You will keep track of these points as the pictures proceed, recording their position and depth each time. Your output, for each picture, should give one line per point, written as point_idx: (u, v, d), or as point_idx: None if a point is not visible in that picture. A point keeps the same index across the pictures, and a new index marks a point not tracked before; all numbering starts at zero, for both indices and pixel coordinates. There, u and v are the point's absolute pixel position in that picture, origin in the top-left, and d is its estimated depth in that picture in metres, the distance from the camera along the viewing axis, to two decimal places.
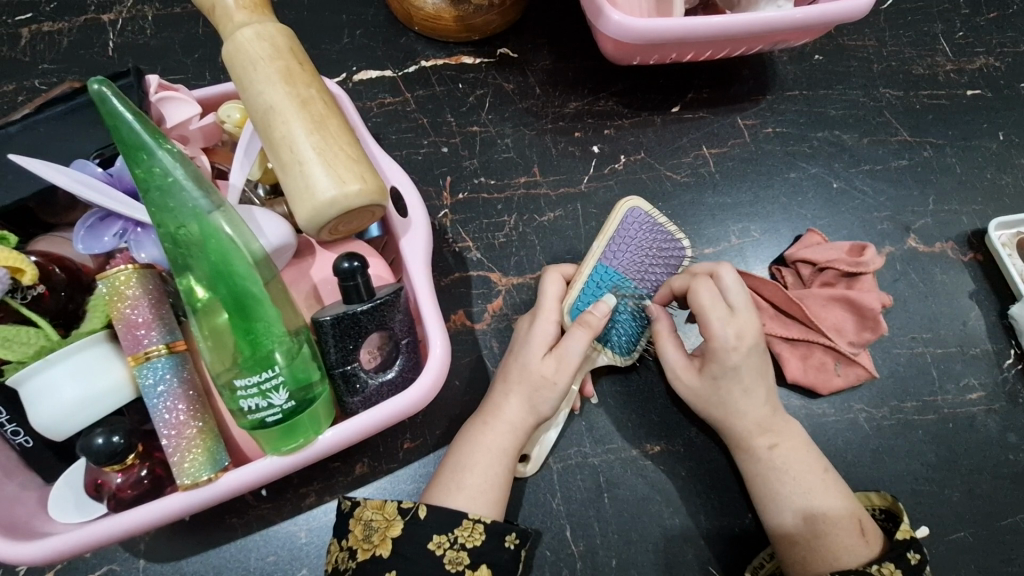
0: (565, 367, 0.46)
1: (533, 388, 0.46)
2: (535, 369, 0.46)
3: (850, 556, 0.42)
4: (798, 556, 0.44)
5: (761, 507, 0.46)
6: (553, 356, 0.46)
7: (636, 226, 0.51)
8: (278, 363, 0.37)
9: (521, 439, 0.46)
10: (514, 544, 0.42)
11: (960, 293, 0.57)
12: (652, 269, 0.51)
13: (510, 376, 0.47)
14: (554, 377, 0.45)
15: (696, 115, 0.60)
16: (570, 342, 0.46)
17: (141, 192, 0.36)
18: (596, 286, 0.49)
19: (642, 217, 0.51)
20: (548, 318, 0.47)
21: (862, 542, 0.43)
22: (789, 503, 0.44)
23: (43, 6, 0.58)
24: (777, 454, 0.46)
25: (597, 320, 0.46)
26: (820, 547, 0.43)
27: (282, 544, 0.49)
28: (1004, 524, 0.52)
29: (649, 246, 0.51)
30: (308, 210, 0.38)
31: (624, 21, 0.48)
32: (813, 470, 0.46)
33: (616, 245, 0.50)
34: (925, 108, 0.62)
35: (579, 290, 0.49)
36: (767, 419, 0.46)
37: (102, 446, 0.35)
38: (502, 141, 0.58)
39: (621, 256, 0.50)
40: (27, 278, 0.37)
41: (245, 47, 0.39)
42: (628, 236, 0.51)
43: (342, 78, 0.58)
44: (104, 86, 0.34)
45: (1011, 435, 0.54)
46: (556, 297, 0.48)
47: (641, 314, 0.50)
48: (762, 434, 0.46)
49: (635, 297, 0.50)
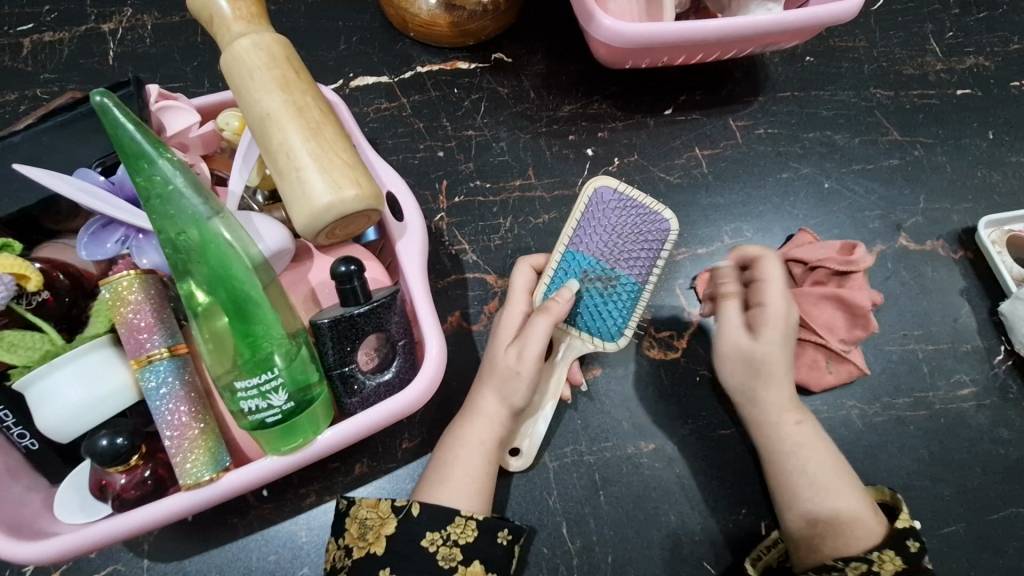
0: (526, 355, 0.46)
1: (503, 380, 0.46)
2: (500, 361, 0.46)
3: (861, 540, 0.43)
4: (809, 539, 0.44)
5: (776, 486, 0.47)
6: (515, 346, 0.46)
7: (603, 206, 0.50)
8: (278, 365, 0.38)
9: (501, 431, 0.46)
10: (507, 540, 0.43)
11: (950, 291, 0.58)
12: (623, 249, 0.50)
13: (484, 373, 0.47)
14: (517, 366, 0.46)
15: (688, 117, 0.61)
16: (531, 330, 0.46)
17: (143, 201, 0.37)
18: (564, 272, 0.50)
19: (611, 195, 0.50)
20: (517, 307, 0.49)
21: (874, 528, 0.43)
22: (813, 479, 0.45)
23: (44, 16, 0.59)
24: (802, 430, 0.47)
25: (558, 306, 0.46)
26: (832, 531, 0.43)
27: (283, 544, 0.49)
28: (994, 518, 0.52)
29: (618, 225, 0.50)
30: (305, 215, 0.39)
31: (615, 26, 0.49)
32: (828, 454, 0.46)
33: (584, 229, 0.50)
34: (915, 108, 0.63)
35: (548, 280, 0.50)
36: (789, 400, 0.48)
37: (106, 447, 0.36)
38: (497, 144, 0.59)
39: (590, 240, 0.50)
40: (32, 284, 0.38)
41: (242, 57, 0.39)
42: (596, 217, 0.50)
43: (339, 84, 0.59)
44: (106, 97, 0.35)
45: (1002, 430, 0.54)
46: (524, 287, 0.50)
47: (614, 295, 0.50)
48: (790, 411, 0.47)
49: (605, 280, 0.50)
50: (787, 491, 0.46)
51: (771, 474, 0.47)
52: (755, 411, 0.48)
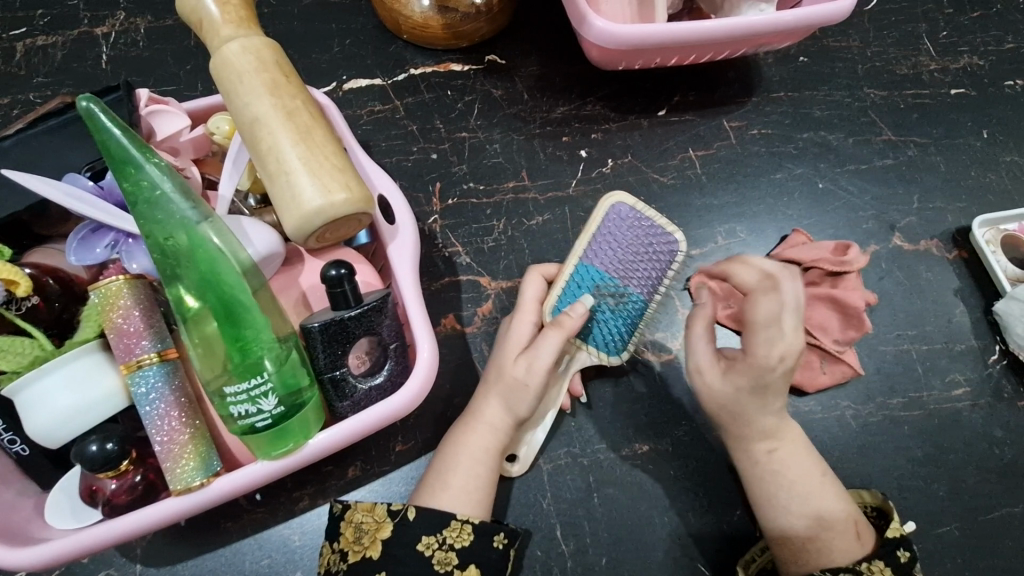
0: (536, 367, 0.46)
1: (509, 389, 0.46)
2: (509, 370, 0.46)
3: (841, 556, 0.43)
4: (792, 554, 0.45)
5: (756, 506, 0.47)
6: (524, 357, 0.46)
7: (619, 222, 0.50)
8: (268, 369, 0.38)
9: (503, 439, 0.46)
10: (502, 544, 0.43)
11: (944, 290, 0.58)
12: (637, 266, 0.50)
13: (489, 379, 0.47)
14: (526, 378, 0.46)
15: (682, 118, 0.61)
16: (542, 343, 0.46)
17: (130, 206, 0.37)
18: (577, 286, 0.50)
19: (628, 211, 0.50)
20: (525, 317, 0.48)
21: (855, 544, 0.43)
22: (788, 505, 0.45)
23: (37, 20, 0.58)
24: (777, 455, 0.46)
25: (573, 321, 0.46)
26: (813, 549, 0.44)
27: (277, 547, 0.49)
28: (989, 518, 0.52)
29: (633, 242, 0.50)
30: (294, 218, 0.39)
31: (608, 28, 0.49)
32: (803, 477, 0.45)
33: (598, 244, 0.50)
34: (909, 107, 0.63)
35: (560, 291, 0.50)
36: (775, 425, 0.46)
37: (95, 453, 0.36)
38: (491, 146, 0.59)
39: (604, 254, 0.50)
40: (21, 289, 0.38)
41: (232, 61, 0.39)
42: (611, 233, 0.50)
43: (332, 86, 0.59)
44: (92, 103, 0.35)
45: (997, 430, 0.54)
46: (535, 297, 0.49)
47: (624, 313, 0.50)
48: (764, 439, 0.46)
49: (617, 296, 0.50)
50: (767, 513, 0.46)
51: (752, 494, 0.47)
52: (732, 437, 0.47)
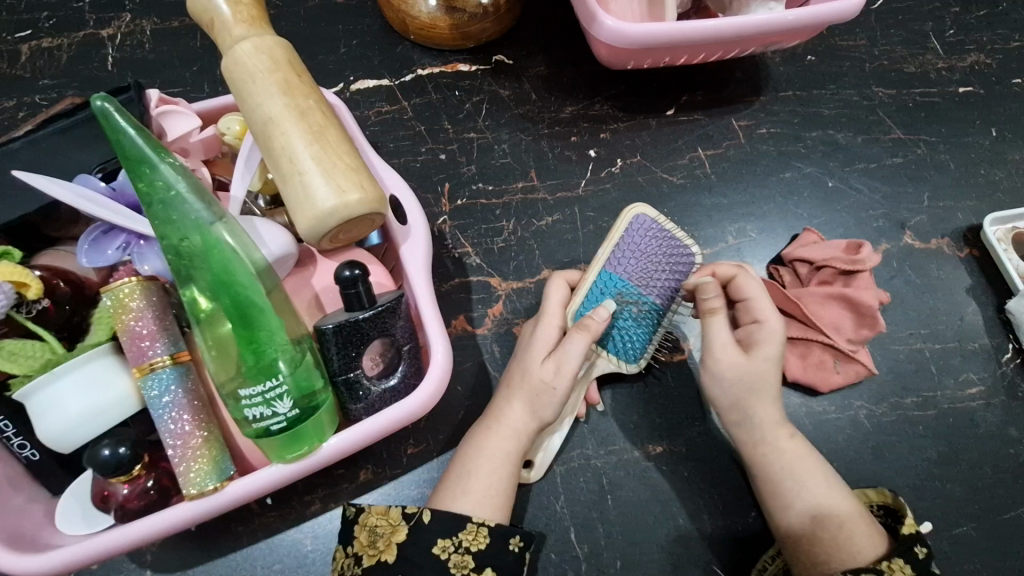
0: (563, 369, 0.46)
1: (534, 392, 0.46)
2: (534, 372, 0.46)
3: (860, 553, 0.42)
4: (805, 555, 0.44)
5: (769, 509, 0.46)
6: (551, 359, 0.46)
7: (642, 232, 0.50)
8: (282, 372, 0.37)
9: (524, 442, 0.46)
10: (518, 547, 0.42)
11: (956, 289, 0.58)
12: (658, 275, 0.50)
13: (512, 382, 0.47)
14: (553, 382, 0.46)
15: (690, 117, 0.61)
16: (568, 346, 0.46)
17: (144, 206, 0.37)
18: (599, 292, 0.50)
19: (650, 223, 0.51)
20: (549, 322, 0.48)
21: (869, 539, 0.43)
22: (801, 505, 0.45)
23: (42, 23, 0.58)
24: (791, 447, 0.47)
25: (597, 323, 0.45)
26: (821, 545, 0.43)
27: (288, 552, 0.49)
28: (1005, 518, 0.52)
29: (655, 252, 0.50)
30: (308, 218, 0.38)
31: (618, 27, 0.48)
32: (811, 472, 0.46)
33: (621, 251, 0.50)
34: (917, 106, 0.63)
35: (583, 296, 0.49)
36: (777, 418, 0.47)
37: (108, 457, 0.36)
38: (499, 147, 0.59)
39: (627, 262, 0.50)
40: (32, 292, 0.38)
41: (244, 60, 0.39)
42: (634, 242, 0.50)
43: (340, 87, 0.59)
44: (106, 102, 0.35)
45: (1012, 429, 0.54)
46: (559, 301, 0.48)
47: (645, 320, 0.50)
48: (775, 431, 0.47)
49: (639, 303, 0.50)
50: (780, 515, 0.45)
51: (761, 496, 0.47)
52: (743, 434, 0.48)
